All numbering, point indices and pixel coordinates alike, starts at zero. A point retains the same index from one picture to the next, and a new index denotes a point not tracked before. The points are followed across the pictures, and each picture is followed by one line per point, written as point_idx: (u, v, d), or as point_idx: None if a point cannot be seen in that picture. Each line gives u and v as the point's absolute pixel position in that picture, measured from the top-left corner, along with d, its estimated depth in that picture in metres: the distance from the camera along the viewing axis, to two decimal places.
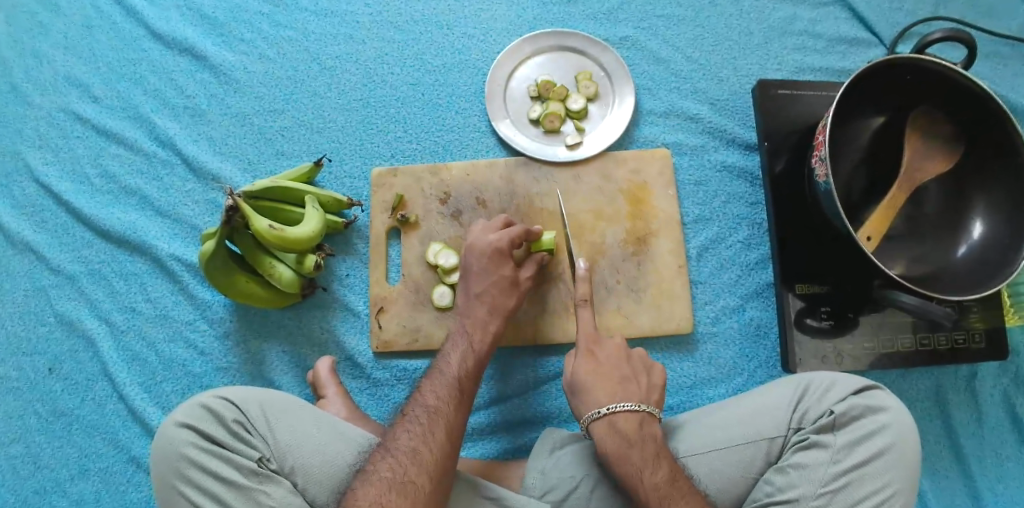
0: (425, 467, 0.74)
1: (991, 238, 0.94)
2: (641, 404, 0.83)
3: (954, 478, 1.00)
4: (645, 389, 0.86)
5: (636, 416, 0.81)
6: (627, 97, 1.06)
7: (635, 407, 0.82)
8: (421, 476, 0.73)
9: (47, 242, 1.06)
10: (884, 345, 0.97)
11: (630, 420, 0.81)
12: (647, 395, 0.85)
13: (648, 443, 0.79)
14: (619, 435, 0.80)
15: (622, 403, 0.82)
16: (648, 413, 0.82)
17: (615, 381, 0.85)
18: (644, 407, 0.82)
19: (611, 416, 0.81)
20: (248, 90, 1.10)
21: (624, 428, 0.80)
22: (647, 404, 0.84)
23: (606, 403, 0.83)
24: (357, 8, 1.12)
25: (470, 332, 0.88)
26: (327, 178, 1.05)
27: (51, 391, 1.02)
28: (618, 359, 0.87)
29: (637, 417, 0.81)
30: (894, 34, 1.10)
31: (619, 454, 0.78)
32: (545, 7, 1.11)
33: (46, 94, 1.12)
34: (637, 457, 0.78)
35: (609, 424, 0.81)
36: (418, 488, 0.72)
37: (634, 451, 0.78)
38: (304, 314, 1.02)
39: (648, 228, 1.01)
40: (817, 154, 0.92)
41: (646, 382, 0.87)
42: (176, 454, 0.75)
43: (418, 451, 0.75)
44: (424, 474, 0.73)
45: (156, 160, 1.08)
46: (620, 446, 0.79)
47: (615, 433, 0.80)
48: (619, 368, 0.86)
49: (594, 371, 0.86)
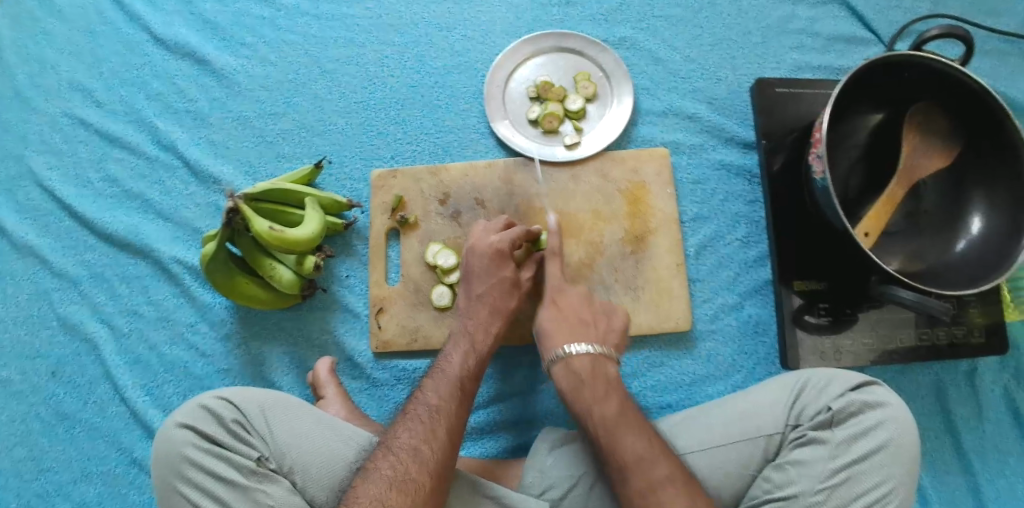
0: (425, 465, 0.74)
1: (990, 234, 0.94)
2: (594, 345, 0.85)
3: (955, 475, 1.00)
4: (603, 332, 0.88)
5: (590, 357, 0.83)
6: (625, 97, 1.07)
7: (590, 348, 0.84)
8: (422, 475, 0.74)
9: (50, 245, 1.07)
10: (884, 341, 0.97)
11: (585, 361, 0.83)
12: (604, 337, 0.87)
13: (599, 382, 0.82)
14: (574, 375, 0.82)
15: (578, 346, 0.84)
16: (601, 353, 0.84)
17: (574, 325, 0.87)
18: (598, 348, 0.84)
19: (567, 358, 0.83)
20: (249, 93, 1.11)
21: (579, 369, 0.83)
22: (603, 346, 0.85)
23: (563, 344, 0.85)
24: (356, 11, 1.13)
25: (470, 332, 0.88)
26: (328, 180, 1.06)
27: (54, 394, 1.03)
28: (579, 305, 0.90)
29: (591, 357, 0.83)
30: (892, 31, 1.10)
31: (574, 392, 0.81)
32: (543, 8, 1.12)
33: (49, 99, 1.13)
34: (588, 394, 0.80)
35: (566, 365, 0.83)
36: (418, 487, 0.73)
37: (586, 390, 0.81)
38: (305, 315, 1.02)
39: (646, 226, 1.01)
40: (814, 152, 0.92)
41: (606, 326, 0.88)
42: (177, 454, 0.76)
43: (418, 450, 0.75)
44: (424, 472, 0.74)
45: (158, 163, 1.09)
46: (574, 385, 0.82)
47: (570, 374, 0.83)
48: (580, 313, 0.88)
49: (557, 319, 0.88)
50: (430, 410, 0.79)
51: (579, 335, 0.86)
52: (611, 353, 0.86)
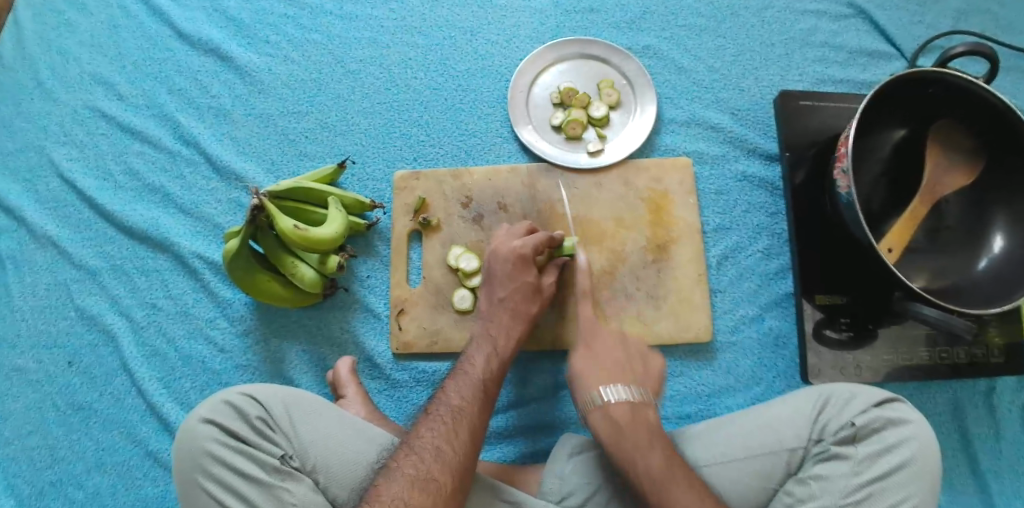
0: (447, 465, 0.74)
1: (1013, 252, 0.94)
2: (632, 391, 0.84)
3: (971, 493, 1.00)
4: (641, 378, 0.87)
5: (628, 405, 0.83)
6: (648, 106, 1.07)
7: (627, 392, 0.84)
8: (443, 474, 0.73)
9: (70, 236, 1.07)
10: (903, 358, 0.97)
11: (623, 409, 0.82)
12: (641, 383, 0.86)
13: (641, 430, 0.81)
14: (612, 422, 0.82)
15: (616, 391, 0.84)
16: (639, 400, 0.84)
17: (612, 371, 0.87)
18: (637, 396, 0.84)
19: (606, 406, 0.83)
20: (272, 92, 1.11)
21: (619, 417, 0.82)
22: (640, 390, 0.85)
23: (601, 393, 0.84)
24: (382, 13, 1.14)
25: (494, 336, 0.88)
26: (351, 180, 1.06)
27: (69, 385, 1.03)
28: (613, 348, 0.90)
29: (630, 405, 0.83)
30: (914, 47, 1.11)
31: (615, 441, 0.80)
32: (568, 15, 1.12)
33: (72, 91, 1.13)
34: (629, 443, 0.79)
35: (604, 413, 0.82)
36: (441, 487, 0.72)
37: (627, 438, 0.80)
38: (324, 315, 1.02)
39: (668, 235, 1.01)
40: (839, 166, 0.93)
41: (642, 371, 0.88)
42: (198, 449, 0.75)
43: (442, 451, 0.75)
44: (446, 472, 0.74)
45: (180, 158, 1.09)
46: (614, 434, 0.81)
47: (610, 422, 0.82)
48: (616, 357, 0.89)
49: (591, 364, 0.88)
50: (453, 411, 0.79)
51: (616, 379, 0.86)
52: (646, 394, 0.85)
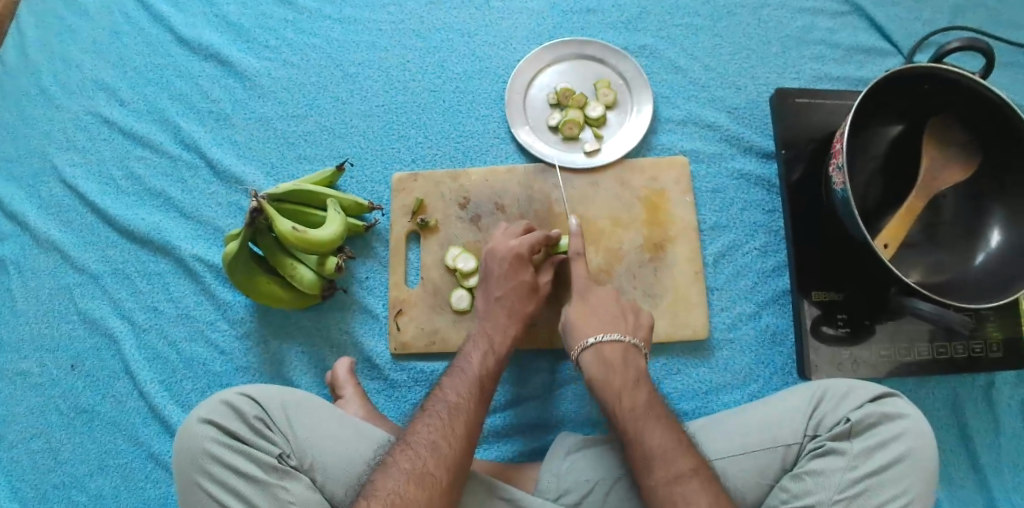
0: (443, 460, 0.75)
1: (1010, 247, 0.94)
2: (626, 335, 0.86)
3: (970, 489, 1.00)
4: (632, 326, 0.89)
5: (620, 346, 0.85)
6: (644, 105, 1.07)
7: (621, 336, 0.86)
8: (439, 469, 0.74)
9: (73, 241, 1.08)
10: (901, 353, 0.97)
11: (615, 349, 0.85)
12: (633, 330, 0.88)
13: (630, 370, 0.83)
14: (602, 361, 0.84)
15: (608, 335, 0.86)
16: (631, 344, 0.86)
17: (604, 318, 0.88)
18: (629, 338, 0.86)
19: (597, 344, 0.85)
20: (272, 95, 1.12)
21: (610, 356, 0.84)
22: (631, 336, 0.87)
23: (593, 334, 0.87)
24: (379, 16, 1.14)
25: (492, 335, 0.89)
26: (349, 182, 1.07)
27: (73, 388, 1.04)
28: (608, 300, 0.91)
29: (622, 346, 0.85)
30: (911, 44, 1.11)
31: (603, 378, 0.83)
32: (565, 16, 1.13)
33: (74, 97, 1.14)
34: (617, 381, 0.82)
35: (597, 352, 0.85)
36: (436, 482, 0.73)
37: (615, 375, 0.82)
38: (324, 316, 1.03)
39: (665, 234, 1.02)
40: (834, 163, 0.93)
41: (635, 321, 0.90)
42: (198, 449, 0.76)
43: (438, 447, 0.76)
44: (442, 467, 0.74)
45: (180, 162, 1.10)
46: (603, 372, 0.83)
47: (599, 360, 0.84)
48: (611, 306, 0.90)
49: (586, 310, 0.89)
50: (450, 407, 0.80)
51: (609, 325, 0.87)
52: (639, 343, 0.87)
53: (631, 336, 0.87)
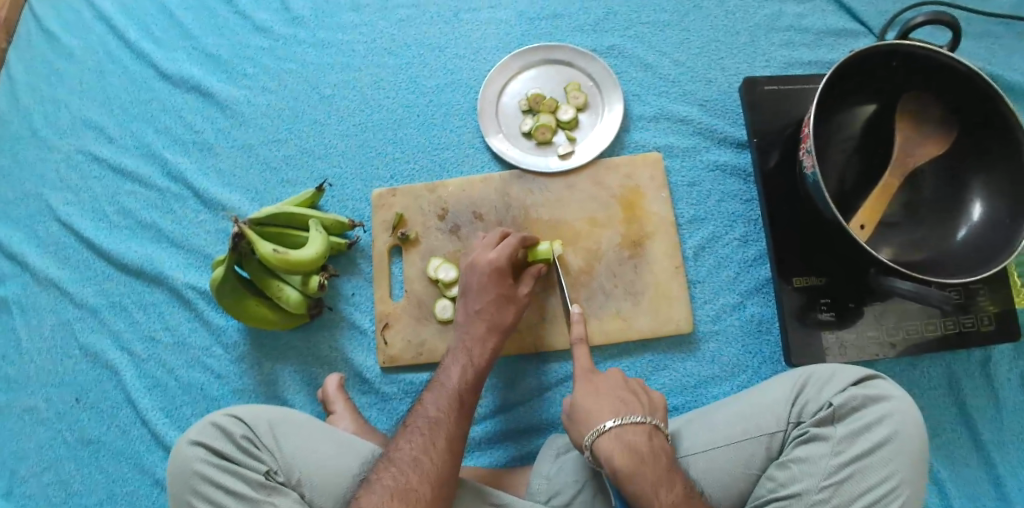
0: (425, 475, 0.76)
1: (992, 219, 0.93)
2: (645, 417, 0.78)
3: (974, 467, 0.98)
4: (648, 404, 0.81)
5: (644, 429, 0.77)
6: (615, 105, 1.08)
7: (642, 420, 0.78)
8: (422, 484, 0.76)
9: (71, 278, 1.12)
10: (889, 334, 0.96)
11: (639, 433, 0.77)
12: (649, 409, 0.81)
13: (661, 460, 0.76)
14: (630, 451, 0.75)
15: (629, 418, 0.78)
16: (653, 426, 0.78)
17: (616, 399, 0.80)
18: (651, 421, 0.78)
19: (621, 430, 0.76)
20: (252, 123, 1.15)
21: (636, 444, 0.76)
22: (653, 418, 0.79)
23: (610, 418, 0.78)
24: (352, 37, 1.17)
25: (472, 347, 0.90)
26: (330, 202, 1.09)
27: (79, 420, 1.07)
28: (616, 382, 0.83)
29: (645, 430, 0.77)
30: (881, 22, 1.10)
31: (631, 471, 0.74)
32: (533, 23, 1.14)
33: (65, 138, 1.18)
34: (648, 474, 0.74)
35: (620, 439, 0.76)
36: (419, 497, 0.74)
37: (647, 469, 0.74)
38: (313, 334, 1.05)
39: (642, 230, 1.02)
40: (804, 147, 0.93)
41: (649, 398, 0.82)
42: (189, 470, 0.78)
43: (421, 462, 0.77)
44: (425, 482, 0.76)
45: (169, 195, 1.13)
46: (632, 463, 0.74)
47: (625, 449, 0.76)
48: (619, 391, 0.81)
49: (592, 396, 0.81)
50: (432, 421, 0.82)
51: (626, 408, 0.79)
52: (658, 421, 0.79)
53: (650, 416, 0.79)
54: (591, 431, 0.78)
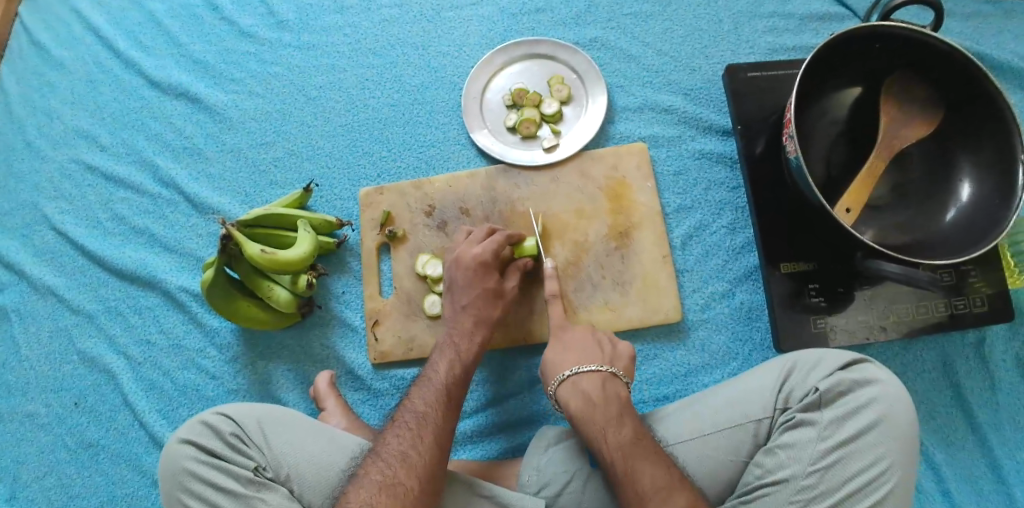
0: (412, 468, 0.77)
1: (979, 200, 0.92)
2: (602, 365, 0.86)
3: (970, 450, 0.97)
4: (610, 356, 0.88)
5: (598, 375, 0.85)
6: (599, 96, 1.08)
7: (597, 367, 0.85)
8: (410, 479, 0.76)
9: (67, 285, 1.13)
10: (879, 318, 0.96)
11: (593, 380, 0.84)
12: (612, 359, 0.87)
13: (612, 403, 0.82)
14: (583, 396, 0.83)
15: (586, 366, 0.86)
16: (609, 373, 0.85)
17: (579, 350, 0.88)
18: (606, 368, 0.85)
19: (575, 376, 0.85)
20: (241, 126, 1.16)
21: (589, 390, 0.84)
22: (610, 365, 0.86)
23: (570, 366, 0.87)
24: (337, 39, 1.18)
25: (458, 343, 0.90)
26: (319, 202, 1.10)
27: (77, 425, 1.08)
28: (584, 337, 0.90)
29: (599, 376, 0.85)
30: (866, 5, 1.10)
31: (584, 413, 0.82)
32: (515, 18, 1.15)
33: (58, 148, 1.20)
34: (599, 414, 0.81)
35: (575, 385, 0.84)
36: (407, 491, 0.75)
37: (597, 410, 0.81)
38: (305, 334, 1.06)
39: (628, 221, 1.02)
40: (787, 132, 0.92)
41: (613, 351, 0.89)
42: (179, 468, 0.80)
43: (409, 456, 0.77)
44: (413, 476, 0.76)
45: (161, 200, 1.15)
46: (583, 406, 0.82)
47: (579, 394, 0.84)
48: (585, 344, 0.89)
49: (559, 352, 0.89)
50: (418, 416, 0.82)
51: (586, 357, 0.87)
52: (619, 371, 0.86)
53: (609, 365, 0.86)
54: (556, 379, 0.86)
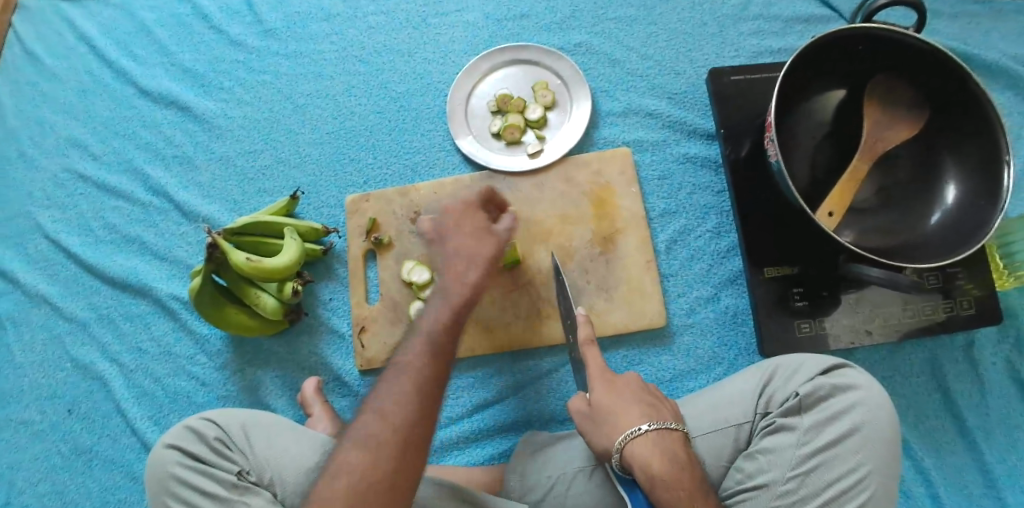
0: (388, 420, 0.73)
1: (965, 201, 0.92)
2: (674, 423, 0.79)
3: (959, 454, 0.97)
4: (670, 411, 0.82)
5: (679, 437, 0.78)
6: (583, 101, 1.08)
7: (673, 425, 0.78)
8: (406, 400, 0.74)
9: (60, 293, 1.15)
10: (865, 321, 0.95)
11: (676, 441, 0.77)
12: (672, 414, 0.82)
13: (694, 467, 0.76)
14: (671, 459, 0.75)
15: (665, 423, 0.78)
16: (682, 433, 0.79)
17: (642, 401, 0.81)
18: (681, 427, 0.79)
19: (662, 434, 0.77)
20: (229, 135, 1.17)
21: (675, 452, 0.76)
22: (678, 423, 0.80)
23: (640, 422, 0.78)
24: (323, 47, 1.19)
25: (454, 292, 0.82)
26: (306, 209, 1.11)
27: (71, 431, 1.10)
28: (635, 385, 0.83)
29: (680, 437, 0.78)
30: (851, 6, 1.09)
31: (674, 479, 0.73)
32: (500, 24, 1.15)
33: (51, 157, 1.21)
34: (686, 480, 0.74)
35: (661, 444, 0.76)
36: (379, 444, 0.72)
37: (686, 475, 0.74)
38: (293, 340, 1.07)
39: (613, 226, 1.02)
40: (768, 135, 0.92)
41: (671, 406, 0.83)
42: (165, 472, 0.82)
43: (384, 410, 0.74)
44: (408, 396, 0.74)
45: (152, 208, 1.16)
46: (674, 469, 0.74)
47: (664, 455, 0.75)
48: (645, 395, 0.82)
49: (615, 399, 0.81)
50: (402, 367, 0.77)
51: (653, 411, 0.80)
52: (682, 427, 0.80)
53: (676, 422, 0.80)
54: (624, 435, 0.76)
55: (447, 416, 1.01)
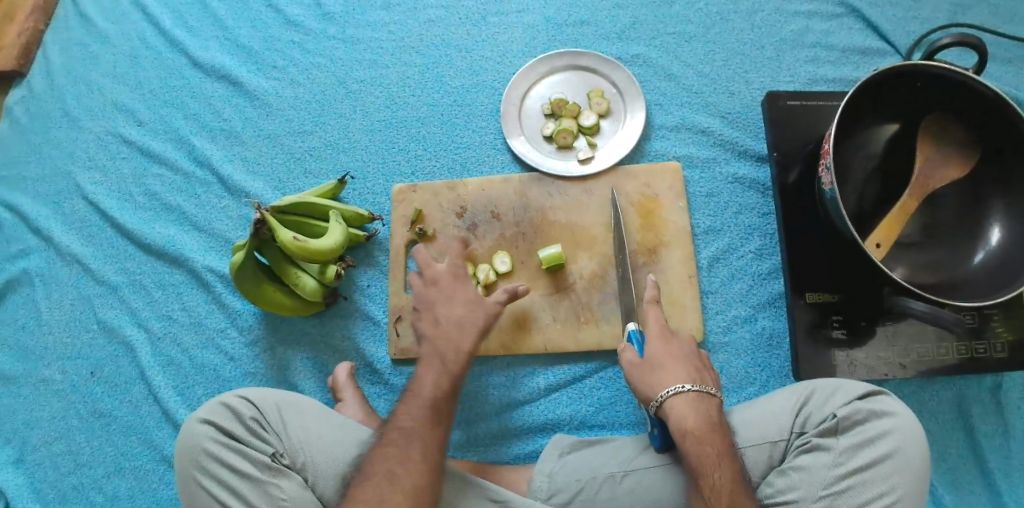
0: (395, 455, 0.78)
1: (1009, 245, 0.92)
2: (713, 388, 0.84)
3: (979, 494, 0.98)
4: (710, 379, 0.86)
5: (713, 401, 0.82)
6: (637, 112, 1.09)
7: (711, 389, 0.83)
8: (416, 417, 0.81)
9: (94, 255, 1.14)
10: (900, 355, 0.96)
11: (711, 405, 0.81)
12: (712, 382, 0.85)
13: (724, 432, 0.80)
14: (704, 417, 0.80)
15: (700, 385, 0.82)
16: (718, 398, 0.83)
17: (684, 365, 0.85)
18: (719, 393, 0.83)
19: (696, 393, 0.81)
20: (279, 113, 1.17)
21: (711, 414, 0.80)
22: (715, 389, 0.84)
23: (682, 381, 0.82)
24: (381, 34, 1.19)
25: (442, 352, 0.87)
26: (351, 194, 1.11)
27: (92, 394, 1.09)
28: (683, 354, 0.86)
29: (715, 402, 0.82)
30: (908, 43, 1.11)
31: (703, 435, 0.78)
32: (560, 29, 1.16)
33: (96, 118, 1.21)
34: (711, 447, 0.77)
35: (694, 401, 0.80)
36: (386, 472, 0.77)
37: (715, 437, 0.78)
38: (328, 323, 1.07)
39: (657, 238, 1.03)
40: (823, 163, 0.93)
41: (711, 377, 0.86)
42: (198, 448, 0.81)
43: (388, 446, 0.79)
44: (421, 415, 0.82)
45: (194, 179, 1.15)
46: (705, 426, 0.79)
47: (699, 413, 0.80)
48: (689, 358, 0.86)
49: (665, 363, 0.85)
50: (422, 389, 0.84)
51: (695, 376, 0.84)
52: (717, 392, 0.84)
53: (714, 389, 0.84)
54: (663, 391, 0.81)
55: (478, 413, 1.01)
